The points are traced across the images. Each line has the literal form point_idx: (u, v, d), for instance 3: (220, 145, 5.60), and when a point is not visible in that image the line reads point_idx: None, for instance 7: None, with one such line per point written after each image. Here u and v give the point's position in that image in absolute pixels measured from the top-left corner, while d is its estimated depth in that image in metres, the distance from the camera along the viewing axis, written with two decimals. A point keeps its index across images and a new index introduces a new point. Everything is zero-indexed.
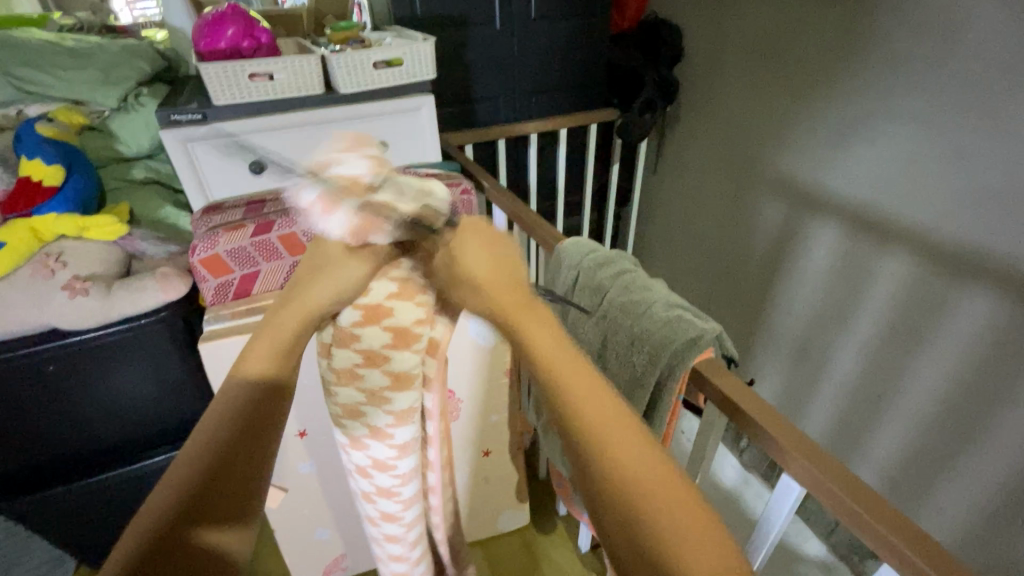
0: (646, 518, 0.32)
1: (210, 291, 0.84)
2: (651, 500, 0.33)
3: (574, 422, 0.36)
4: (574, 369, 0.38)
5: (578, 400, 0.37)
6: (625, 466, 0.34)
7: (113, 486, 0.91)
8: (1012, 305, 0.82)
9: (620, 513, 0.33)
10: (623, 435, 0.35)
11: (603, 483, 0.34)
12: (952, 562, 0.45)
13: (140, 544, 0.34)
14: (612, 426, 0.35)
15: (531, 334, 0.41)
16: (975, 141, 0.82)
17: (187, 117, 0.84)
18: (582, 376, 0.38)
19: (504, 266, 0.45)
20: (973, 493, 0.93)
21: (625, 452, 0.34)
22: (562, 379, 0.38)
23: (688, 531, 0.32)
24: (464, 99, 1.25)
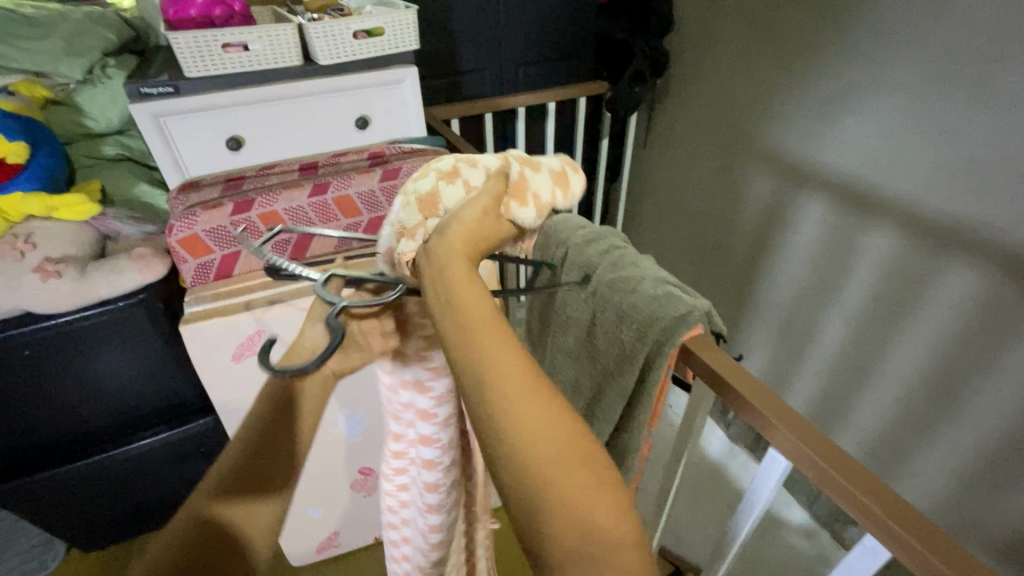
0: (554, 496, 0.28)
1: (189, 273, 0.81)
2: (559, 483, 0.28)
3: (482, 393, 0.31)
4: (483, 333, 0.33)
5: (486, 367, 0.31)
6: (539, 442, 0.29)
7: (105, 464, 0.97)
8: (994, 277, 0.86)
9: (528, 492, 0.28)
10: (532, 401, 0.30)
11: (512, 465, 0.29)
12: (933, 529, 0.44)
13: (182, 526, 0.35)
14: (526, 399, 0.30)
15: (463, 305, 0.34)
16: (961, 113, 0.86)
17: (158, 90, 0.80)
18: (494, 339, 0.32)
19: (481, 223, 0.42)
20: (958, 453, 0.98)
21: (538, 426, 0.30)
22: (475, 349, 0.32)
23: (603, 514, 0.28)
24: (451, 72, 1.32)
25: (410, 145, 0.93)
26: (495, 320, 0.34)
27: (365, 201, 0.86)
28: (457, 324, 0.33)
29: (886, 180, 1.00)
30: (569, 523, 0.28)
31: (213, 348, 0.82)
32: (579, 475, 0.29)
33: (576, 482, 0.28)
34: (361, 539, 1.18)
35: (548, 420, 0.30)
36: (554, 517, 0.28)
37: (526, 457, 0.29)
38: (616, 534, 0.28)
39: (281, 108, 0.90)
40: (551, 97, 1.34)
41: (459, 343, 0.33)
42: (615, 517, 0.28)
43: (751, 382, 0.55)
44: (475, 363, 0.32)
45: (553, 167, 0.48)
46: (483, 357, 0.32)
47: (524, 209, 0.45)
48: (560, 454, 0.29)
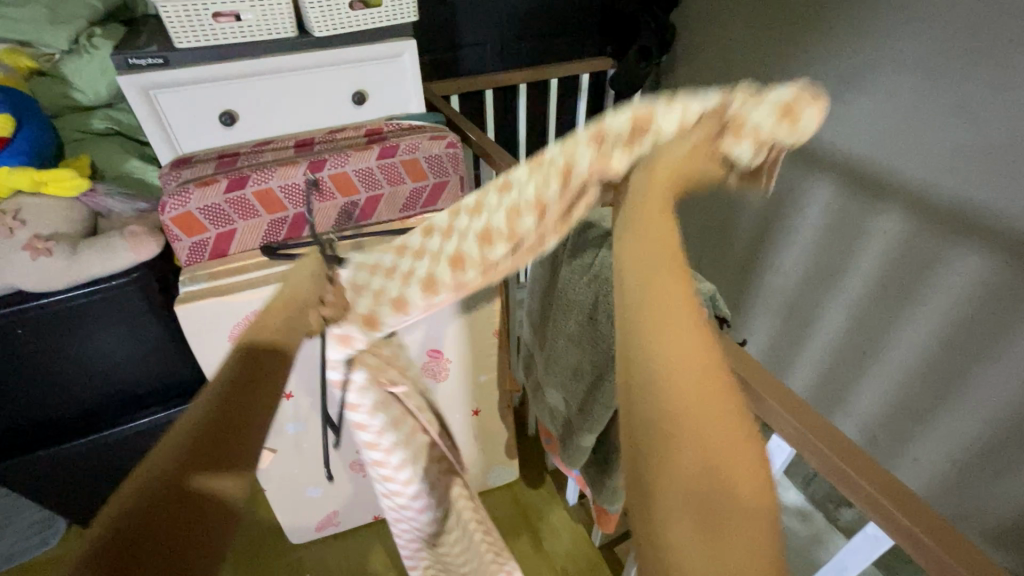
0: (705, 471, 0.30)
1: (183, 252, 0.80)
2: (709, 456, 0.30)
3: (660, 379, 0.31)
4: (670, 294, 0.32)
5: (667, 317, 0.31)
6: (706, 418, 0.30)
7: (103, 443, 0.97)
8: (1001, 262, 0.85)
9: (680, 467, 0.30)
10: (710, 402, 0.31)
11: (669, 428, 0.30)
12: (938, 518, 0.43)
13: (132, 501, 0.26)
14: (701, 368, 0.31)
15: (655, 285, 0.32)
16: (976, 94, 0.84)
17: (147, 61, 0.78)
18: (678, 292, 0.32)
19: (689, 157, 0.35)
20: (957, 438, 0.98)
21: (697, 392, 0.31)
22: (662, 334, 0.31)
23: (744, 490, 0.30)
24: (451, 46, 1.29)
25: (409, 123, 0.91)
26: (678, 276, 0.33)
27: (363, 180, 0.84)
28: (645, 267, 0.33)
29: (897, 162, 0.97)
30: (710, 493, 0.30)
31: (209, 329, 0.81)
32: (730, 455, 0.30)
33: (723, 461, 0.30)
34: (360, 518, 1.19)
35: (715, 396, 0.31)
36: (698, 490, 0.30)
37: (692, 435, 0.30)
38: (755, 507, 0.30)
39: (276, 82, 0.87)
40: (554, 73, 1.31)
41: (640, 313, 0.32)
42: (754, 483, 0.30)
43: (753, 366, 0.54)
44: (661, 322, 0.31)
45: (778, 96, 0.33)
46: (668, 308, 0.32)
47: (739, 144, 0.34)
48: (721, 433, 0.31)
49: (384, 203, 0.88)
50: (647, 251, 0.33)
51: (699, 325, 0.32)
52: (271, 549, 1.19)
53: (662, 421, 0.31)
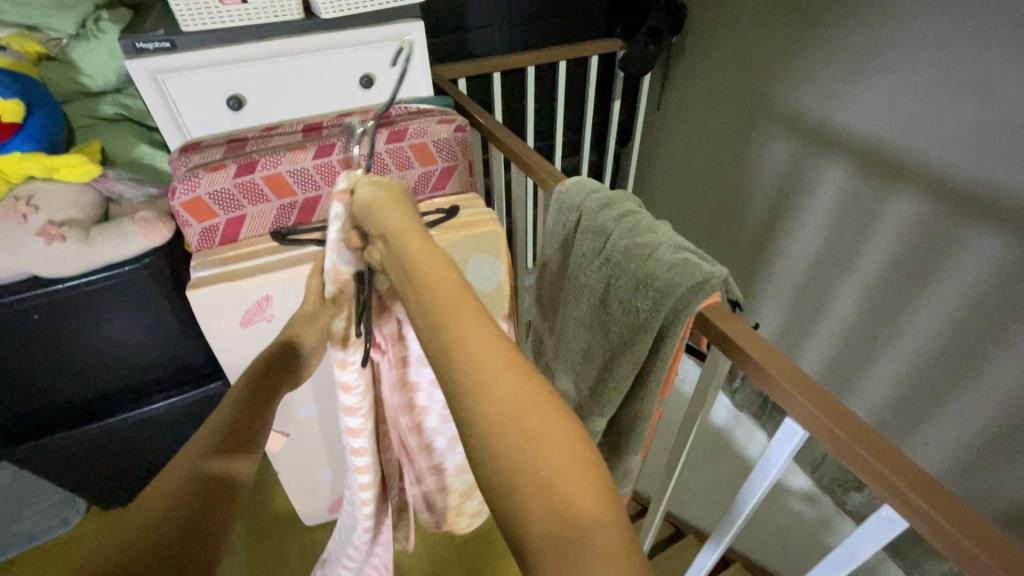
0: (529, 477, 0.28)
1: (194, 237, 0.80)
2: (536, 458, 0.29)
3: (476, 415, 0.30)
4: (455, 311, 0.34)
5: (455, 335, 0.33)
6: (518, 417, 0.30)
7: (119, 427, 0.98)
8: (1020, 245, 0.84)
9: (507, 480, 0.29)
10: (539, 423, 0.30)
11: (484, 437, 0.30)
12: (953, 500, 0.43)
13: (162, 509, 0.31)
14: (504, 372, 0.31)
15: (459, 333, 0.33)
16: (999, 72, 0.81)
17: (154, 45, 0.77)
18: (467, 305, 0.34)
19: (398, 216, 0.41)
20: (969, 422, 0.98)
21: (517, 415, 0.30)
22: (474, 377, 0.31)
23: (576, 487, 0.28)
24: (458, 28, 1.27)
25: (417, 106, 0.90)
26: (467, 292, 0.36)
27: (372, 164, 0.83)
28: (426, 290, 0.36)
29: (913, 143, 0.95)
30: (545, 503, 0.28)
31: (221, 314, 0.81)
32: (553, 451, 0.29)
33: (552, 467, 0.28)
34: None
35: (524, 396, 0.31)
36: (531, 499, 0.28)
37: (501, 441, 0.29)
38: (599, 516, 0.28)
39: (283, 65, 0.86)
40: (562, 56, 1.29)
41: (448, 364, 0.32)
42: (590, 484, 0.28)
43: (766, 349, 0.53)
44: (450, 342, 0.33)
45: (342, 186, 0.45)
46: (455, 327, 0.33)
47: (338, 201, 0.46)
48: (541, 435, 0.29)
49: None
50: (423, 281, 0.36)
51: (497, 334, 0.33)
52: (285, 530, 1.22)
53: (475, 436, 0.30)
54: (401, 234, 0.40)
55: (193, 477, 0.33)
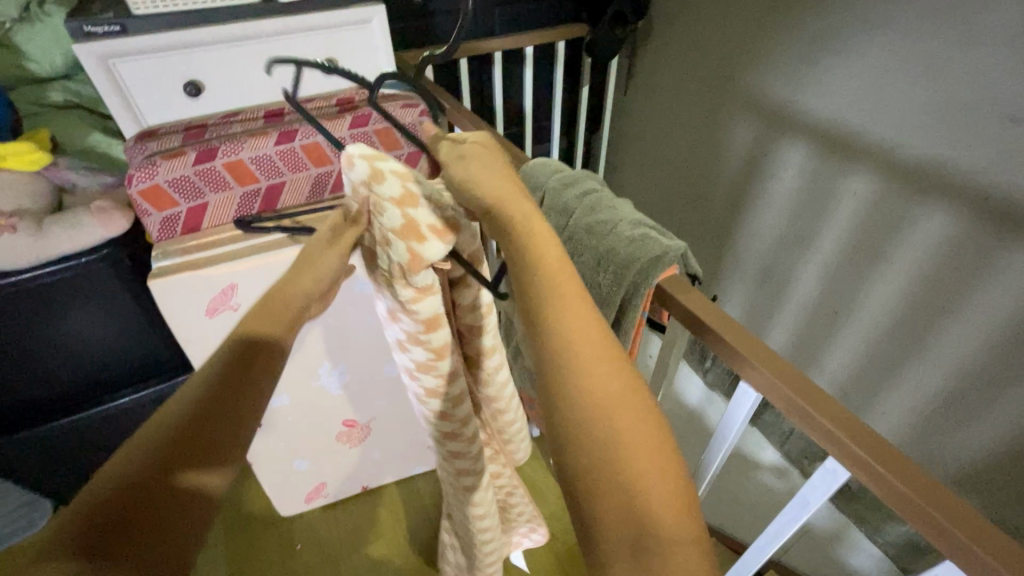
0: (621, 483, 0.32)
1: (154, 227, 0.79)
2: (634, 475, 0.32)
3: (586, 410, 0.34)
4: (571, 299, 0.37)
5: (565, 336, 0.36)
6: (620, 428, 0.33)
7: (84, 423, 0.96)
8: (964, 220, 0.88)
9: (597, 477, 0.32)
10: (643, 439, 0.33)
11: (583, 428, 0.33)
12: (892, 451, 0.46)
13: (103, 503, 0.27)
14: (618, 388, 0.35)
15: (573, 323, 0.36)
16: (943, 52, 0.85)
17: (103, 29, 0.74)
18: (578, 302, 0.37)
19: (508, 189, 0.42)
20: (920, 390, 1.03)
21: (621, 422, 0.33)
22: (580, 373, 0.35)
23: (667, 506, 0.32)
24: (423, 13, 1.26)
25: (381, 91, 0.90)
26: (578, 290, 0.38)
27: (336, 150, 0.83)
28: (539, 286, 0.37)
29: (867, 122, 0.99)
30: (628, 509, 0.32)
31: (185, 303, 0.80)
32: (649, 459, 0.33)
33: (642, 462, 0.33)
34: (348, 490, 1.21)
35: (634, 411, 0.34)
36: (613, 499, 0.32)
37: (601, 453, 0.33)
38: (677, 530, 0.32)
39: (242, 51, 0.84)
40: (528, 42, 1.29)
41: (563, 353, 0.35)
42: (672, 498, 0.32)
43: (722, 318, 0.56)
44: (562, 329, 0.36)
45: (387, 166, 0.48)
46: (571, 327, 0.36)
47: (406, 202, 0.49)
48: (634, 434, 0.33)
49: None
50: (536, 272, 0.38)
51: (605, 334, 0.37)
52: (262, 522, 1.21)
53: (580, 432, 0.33)
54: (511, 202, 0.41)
55: (142, 483, 0.28)
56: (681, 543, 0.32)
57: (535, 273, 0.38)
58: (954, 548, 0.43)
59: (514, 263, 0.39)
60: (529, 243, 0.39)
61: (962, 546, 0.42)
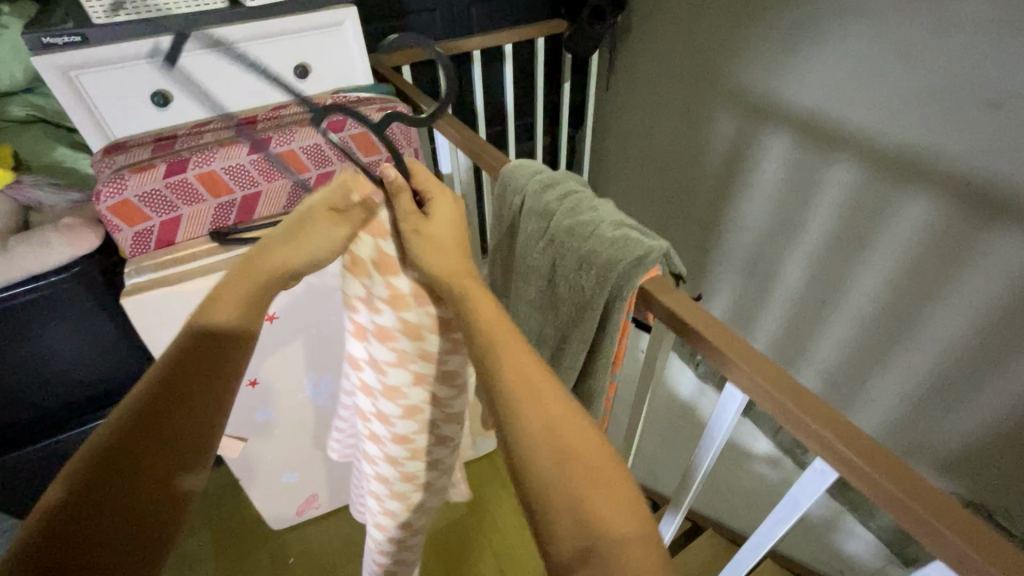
0: (570, 494, 0.38)
1: (126, 242, 0.76)
2: (580, 484, 0.38)
3: (526, 431, 0.40)
4: (504, 338, 0.45)
5: (505, 370, 0.43)
6: (565, 443, 0.39)
7: (63, 446, 0.94)
8: (946, 207, 0.88)
9: (546, 491, 0.38)
10: (585, 452, 0.39)
11: (533, 445, 0.40)
12: (878, 449, 0.45)
13: (75, 488, 0.37)
14: (563, 415, 0.41)
15: (503, 352, 0.44)
16: (920, 39, 0.84)
17: (64, 39, 0.72)
18: (516, 343, 0.45)
19: (449, 247, 0.52)
20: (907, 378, 1.03)
21: (564, 437, 0.40)
22: (517, 396, 0.42)
23: (615, 517, 0.37)
24: (399, 14, 1.24)
25: (356, 94, 0.88)
26: (517, 334, 0.46)
27: (312, 157, 0.81)
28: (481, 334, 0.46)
29: (847, 112, 0.99)
30: (577, 521, 0.37)
31: (161, 320, 0.78)
32: (592, 478, 0.38)
33: (588, 478, 0.38)
34: (340, 499, 1.20)
35: (574, 428, 0.40)
36: (565, 516, 0.37)
37: (551, 471, 0.39)
38: (630, 531, 0.36)
39: (210, 58, 0.82)
40: (507, 39, 1.28)
41: (499, 374, 0.43)
42: (619, 505, 0.37)
43: (707, 319, 0.55)
44: (496, 364, 0.44)
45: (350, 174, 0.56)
46: (511, 367, 0.43)
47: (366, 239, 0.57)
48: (580, 448, 0.39)
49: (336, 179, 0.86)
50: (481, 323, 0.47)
51: (536, 361, 0.44)
52: (253, 535, 1.20)
53: (524, 447, 0.40)
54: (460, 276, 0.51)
55: (102, 475, 0.38)
56: (633, 542, 0.36)
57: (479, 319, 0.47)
58: (942, 547, 0.42)
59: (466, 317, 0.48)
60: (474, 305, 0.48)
61: (951, 545, 0.41)
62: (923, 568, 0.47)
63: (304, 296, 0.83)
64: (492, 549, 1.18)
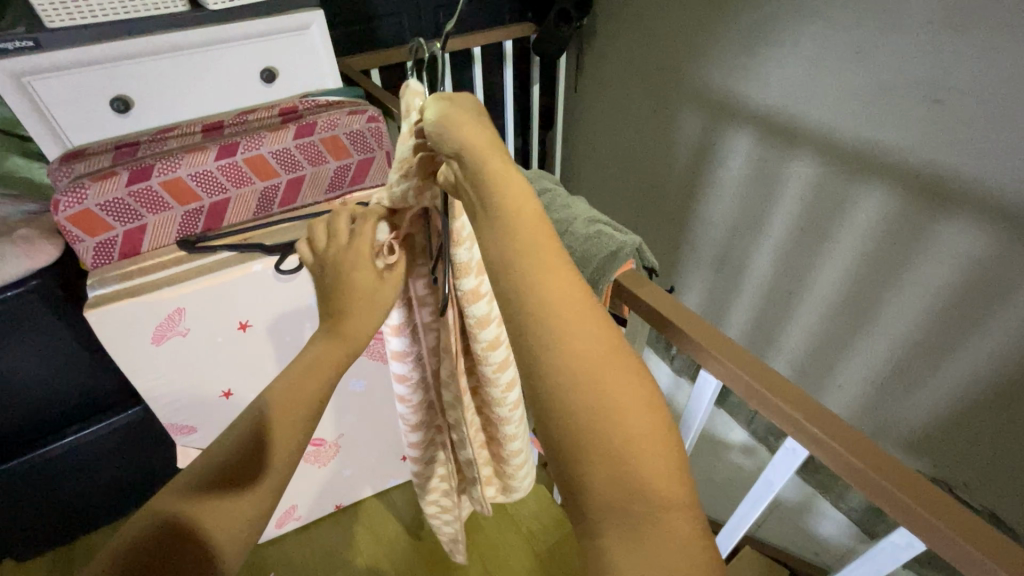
0: (612, 451, 0.31)
1: (88, 253, 0.74)
2: (622, 443, 0.31)
3: (560, 373, 0.31)
4: (540, 247, 0.33)
5: (547, 303, 0.32)
6: (612, 394, 0.31)
7: (28, 467, 0.92)
8: (900, 197, 0.93)
9: (583, 444, 0.31)
10: (625, 395, 0.32)
11: (565, 391, 0.31)
12: (843, 426, 0.48)
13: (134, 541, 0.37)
14: (593, 343, 0.32)
15: (544, 265, 0.33)
16: (872, 39, 0.88)
17: (15, 44, 0.69)
18: (558, 269, 0.33)
19: (468, 128, 0.35)
20: (870, 363, 1.08)
21: (602, 375, 0.32)
22: (552, 321, 0.32)
23: (652, 473, 0.31)
24: (366, 18, 1.24)
25: (325, 98, 0.87)
26: (561, 258, 0.33)
27: (282, 162, 0.80)
28: (519, 252, 0.33)
29: (805, 109, 1.03)
30: (619, 481, 0.31)
31: (128, 332, 0.75)
32: (635, 422, 0.31)
33: (631, 433, 0.31)
34: (321, 509, 1.19)
35: (618, 373, 0.32)
36: (603, 473, 0.31)
37: (592, 421, 0.31)
38: (670, 494, 0.31)
39: (172, 62, 0.80)
40: (475, 42, 1.29)
41: (521, 293, 0.32)
42: (665, 465, 0.31)
43: (679, 310, 0.57)
44: (528, 281, 0.32)
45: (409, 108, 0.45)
46: (555, 300, 0.32)
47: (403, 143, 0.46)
48: (622, 396, 0.31)
49: (307, 184, 0.85)
50: (516, 237, 0.33)
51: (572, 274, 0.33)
52: None
53: (554, 387, 0.31)
54: (481, 151, 0.34)
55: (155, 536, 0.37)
56: (672, 506, 0.31)
57: (512, 232, 0.33)
58: (908, 516, 0.44)
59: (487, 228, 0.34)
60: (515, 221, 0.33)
61: (916, 515, 0.44)
62: (888, 537, 0.49)
63: (275, 302, 0.83)
64: (478, 550, 1.18)
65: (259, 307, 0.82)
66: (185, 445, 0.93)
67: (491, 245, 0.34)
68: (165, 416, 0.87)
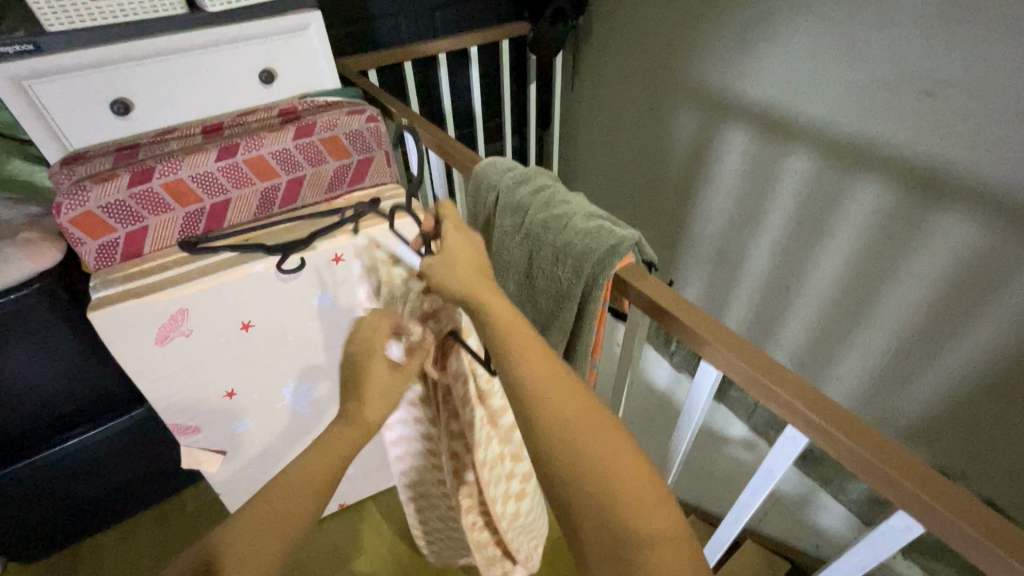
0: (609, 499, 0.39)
1: (90, 255, 0.74)
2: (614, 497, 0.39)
3: (559, 443, 0.41)
4: (525, 347, 0.43)
5: (541, 389, 0.42)
6: (599, 456, 0.40)
7: (31, 471, 0.92)
8: (896, 189, 0.93)
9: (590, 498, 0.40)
10: (609, 453, 0.40)
11: (564, 457, 0.41)
12: (842, 413, 0.49)
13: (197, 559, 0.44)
14: (584, 418, 0.41)
15: (533, 363, 0.43)
16: (866, 31, 0.89)
17: (15, 48, 0.69)
18: (545, 363, 0.43)
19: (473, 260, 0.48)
20: (866, 355, 1.09)
21: (591, 440, 0.41)
22: (547, 404, 0.42)
23: (644, 520, 0.39)
24: (363, 17, 1.24)
25: (324, 98, 0.87)
26: (545, 353, 0.44)
27: (282, 163, 0.80)
28: (515, 353, 0.43)
29: (801, 104, 1.03)
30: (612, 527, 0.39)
31: (131, 333, 0.75)
32: (626, 477, 0.40)
33: (624, 484, 0.40)
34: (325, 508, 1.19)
35: (608, 440, 0.41)
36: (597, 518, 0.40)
37: (587, 488, 0.40)
38: (658, 529, 0.39)
39: (172, 64, 0.81)
40: (471, 42, 1.29)
41: (520, 379, 0.43)
42: (653, 508, 0.39)
43: (681, 304, 0.57)
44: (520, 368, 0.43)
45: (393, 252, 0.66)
46: (541, 384, 0.42)
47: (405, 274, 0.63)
48: (613, 458, 0.40)
49: (307, 184, 0.85)
50: (507, 340, 0.44)
51: (556, 365, 0.44)
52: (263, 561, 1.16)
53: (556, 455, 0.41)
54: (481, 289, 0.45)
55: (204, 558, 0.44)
56: (659, 543, 0.39)
57: (500, 335, 0.44)
58: (905, 499, 0.45)
59: (489, 336, 0.44)
60: (503, 331, 0.44)
61: (914, 497, 0.44)
62: (888, 522, 0.50)
63: (276, 302, 0.83)
64: None
65: (261, 308, 0.82)
66: (189, 445, 0.94)
67: (493, 347, 0.44)
68: (168, 417, 0.88)
